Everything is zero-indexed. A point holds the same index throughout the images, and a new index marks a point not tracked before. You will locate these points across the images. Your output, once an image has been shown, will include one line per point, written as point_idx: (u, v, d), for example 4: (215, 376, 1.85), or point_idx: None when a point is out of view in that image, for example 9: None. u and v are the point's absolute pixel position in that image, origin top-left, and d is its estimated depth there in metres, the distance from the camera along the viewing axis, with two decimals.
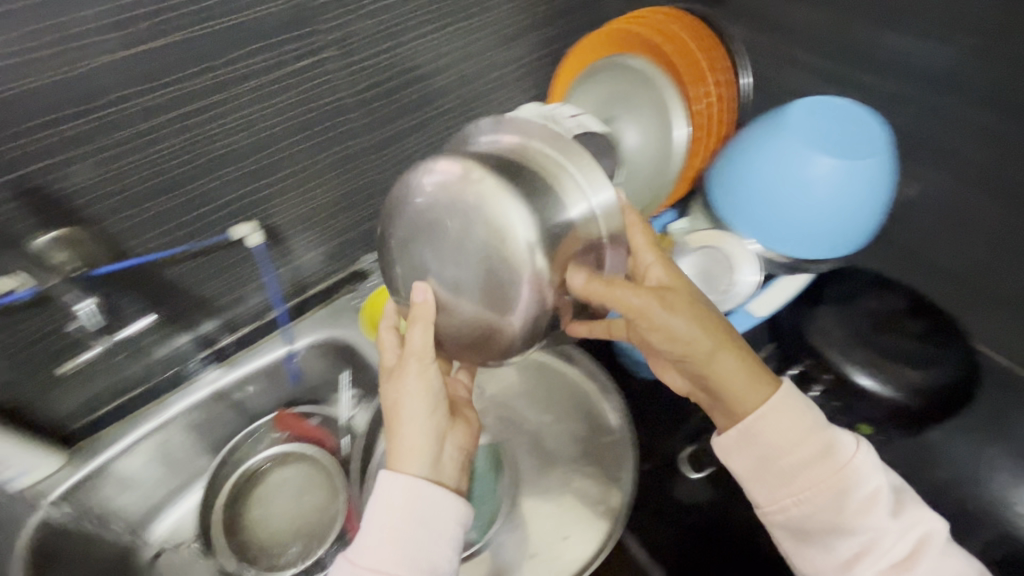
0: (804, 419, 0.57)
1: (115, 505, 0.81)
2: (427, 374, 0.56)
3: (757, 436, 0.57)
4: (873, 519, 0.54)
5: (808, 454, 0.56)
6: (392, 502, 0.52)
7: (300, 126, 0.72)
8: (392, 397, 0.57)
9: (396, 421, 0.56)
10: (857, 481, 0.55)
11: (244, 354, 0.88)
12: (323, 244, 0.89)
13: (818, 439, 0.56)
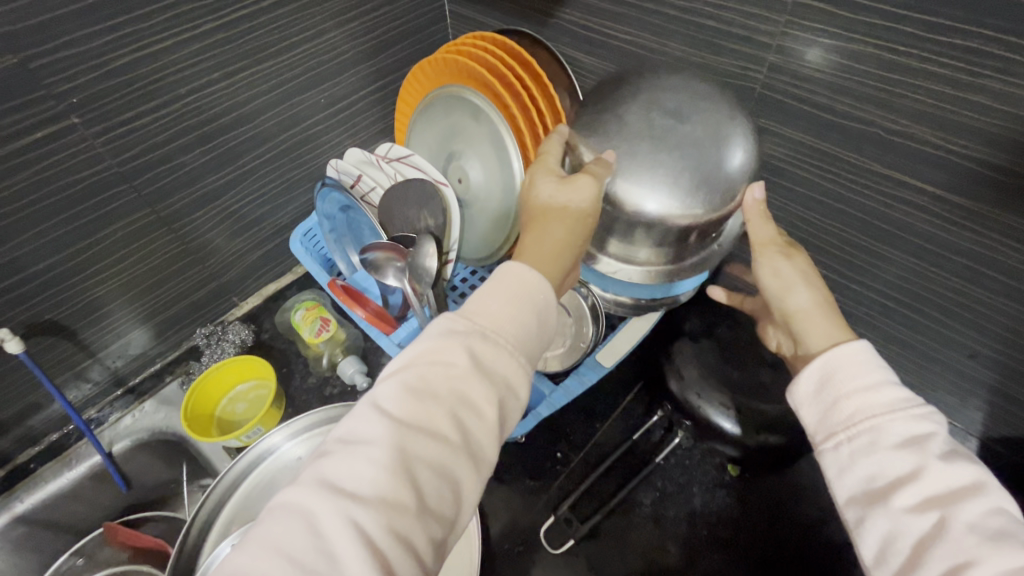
0: (858, 360, 0.42)
1: None
2: (567, 221, 0.52)
3: (825, 366, 0.43)
4: (937, 456, 0.37)
5: (879, 382, 0.41)
6: (449, 350, 0.40)
7: (63, 203, 0.61)
8: (548, 195, 0.52)
9: (535, 223, 0.52)
10: (927, 425, 0.38)
11: (53, 465, 0.76)
12: (135, 327, 0.77)
13: (888, 381, 0.40)
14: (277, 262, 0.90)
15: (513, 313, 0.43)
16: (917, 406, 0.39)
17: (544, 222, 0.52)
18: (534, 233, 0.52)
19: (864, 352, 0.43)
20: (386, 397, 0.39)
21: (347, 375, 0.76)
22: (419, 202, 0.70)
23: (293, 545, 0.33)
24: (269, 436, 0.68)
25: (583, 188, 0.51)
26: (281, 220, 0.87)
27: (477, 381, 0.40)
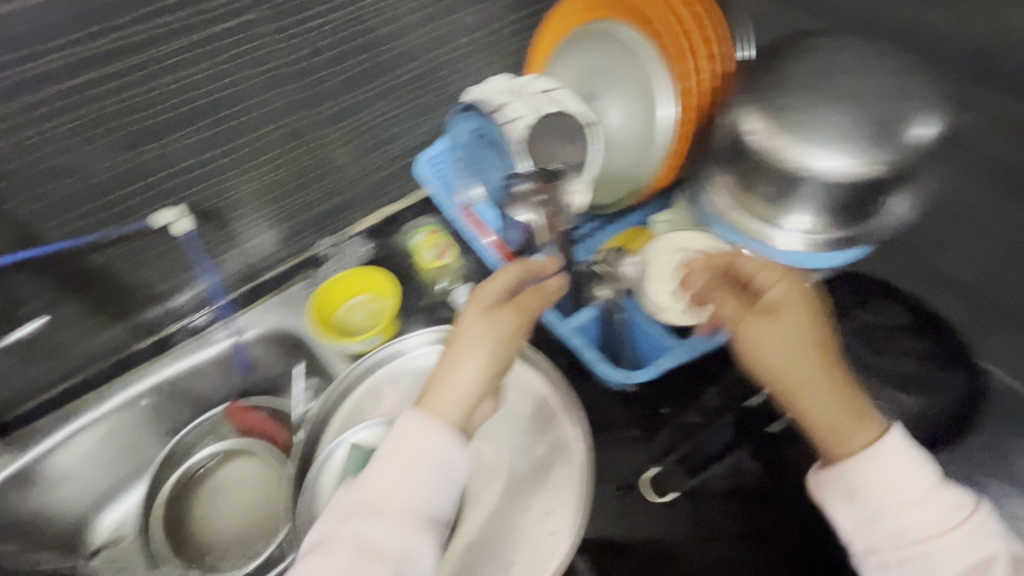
0: (916, 475, 0.46)
1: (53, 494, 0.77)
2: (494, 323, 0.51)
3: (855, 480, 0.47)
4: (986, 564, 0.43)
5: (925, 497, 0.45)
6: (422, 432, 0.47)
7: (229, 95, 0.64)
8: (475, 324, 0.52)
9: (438, 371, 0.51)
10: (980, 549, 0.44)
11: (190, 342, 0.83)
12: (272, 228, 0.82)
13: (938, 490, 0.45)
14: (398, 185, 0.91)
15: (478, 344, 0.51)
16: (977, 523, 0.44)
17: (449, 363, 0.51)
18: (457, 343, 0.51)
19: (919, 462, 0.46)
20: (406, 437, 0.47)
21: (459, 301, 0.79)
22: (565, 137, 0.69)
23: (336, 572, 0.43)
24: (411, 336, 0.72)
25: (518, 304, 0.54)
26: (411, 144, 0.88)
27: (432, 439, 0.47)
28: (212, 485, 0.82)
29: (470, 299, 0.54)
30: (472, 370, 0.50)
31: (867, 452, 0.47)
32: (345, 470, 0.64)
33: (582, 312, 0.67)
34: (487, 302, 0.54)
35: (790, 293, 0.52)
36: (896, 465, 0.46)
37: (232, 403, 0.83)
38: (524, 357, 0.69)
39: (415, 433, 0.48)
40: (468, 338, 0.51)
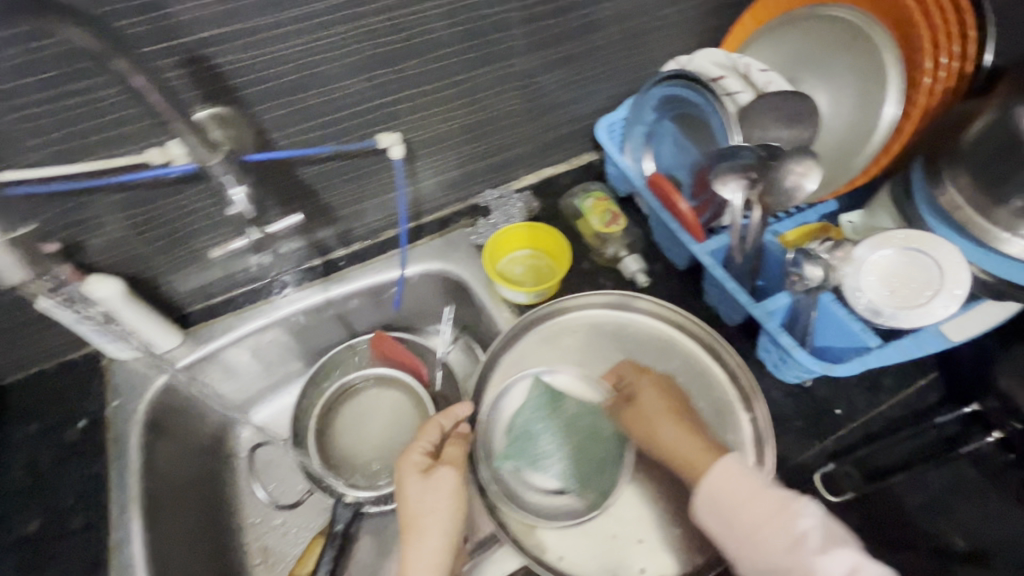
0: (752, 479, 0.55)
1: (217, 390, 0.82)
2: (439, 479, 0.60)
3: (718, 498, 0.54)
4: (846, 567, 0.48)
5: (760, 499, 0.53)
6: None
7: (461, 36, 0.66)
8: (419, 497, 0.59)
9: (413, 531, 0.58)
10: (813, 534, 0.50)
11: (355, 270, 0.85)
12: (448, 171, 0.83)
13: (776, 502, 0.53)
14: (563, 149, 0.92)
15: (425, 494, 0.59)
16: (799, 517, 0.51)
17: (426, 501, 0.59)
18: (425, 513, 0.58)
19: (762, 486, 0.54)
20: None
21: (628, 271, 0.78)
22: (786, 117, 0.67)
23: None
24: (629, 300, 0.73)
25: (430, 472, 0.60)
26: (586, 109, 0.88)
27: (427, 569, 0.56)
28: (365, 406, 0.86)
29: (403, 463, 0.61)
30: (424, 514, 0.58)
31: (716, 470, 0.55)
32: (526, 404, 0.69)
33: (778, 297, 0.65)
34: (455, 464, 0.61)
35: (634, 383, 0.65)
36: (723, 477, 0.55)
37: (377, 333, 0.86)
38: (713, 350, 0.69)
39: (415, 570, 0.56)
40: (430, 495, 0.59)
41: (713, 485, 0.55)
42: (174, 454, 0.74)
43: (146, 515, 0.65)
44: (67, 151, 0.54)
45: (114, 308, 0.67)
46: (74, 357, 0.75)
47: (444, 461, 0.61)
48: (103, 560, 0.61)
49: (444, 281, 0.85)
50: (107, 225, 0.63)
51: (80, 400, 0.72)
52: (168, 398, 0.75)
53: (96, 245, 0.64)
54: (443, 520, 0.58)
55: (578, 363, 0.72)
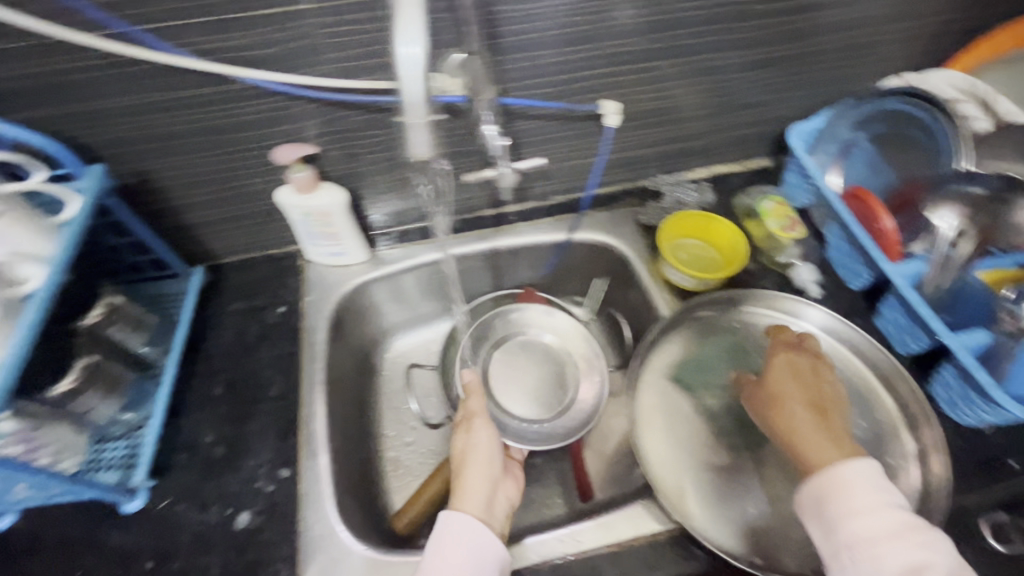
0: (876, 490, 0.50)
1: (382, 311, 0.90)
2: (478, 434, 0.67)
3: (831, 496, 0.50)
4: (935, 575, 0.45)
5: (884, 508, 0.49)
6: (451, 521, 0.58)
7: (700, 19, 0.68)
8: (458, 442, 0.68)
9: (460, 481, 0.64)
10: (929, 548, 0.46)
11: (523, 226, 0.89)
12: (633, 150, 0.86)
13: (881, 505, 0.49)
14: (743, 149, 0.92)
15: (463, 436, 0.68)
16: (903, 521, 0.48)
17: (467, 441, 0.67)
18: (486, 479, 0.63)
19: (859, 478, 0.50)
20: (457, 526, 0.57)
21: (800, 280, 0.79)
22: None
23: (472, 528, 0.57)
24: (800, 306, 0.73)
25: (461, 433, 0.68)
26: (780, 113, 0.87)
27: (466, 497, 0.61)
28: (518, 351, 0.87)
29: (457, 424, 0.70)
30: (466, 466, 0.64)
31: (838, 468, 0.51)
32: (683, 363, 0.73)
33: (976, 332, 0.63)
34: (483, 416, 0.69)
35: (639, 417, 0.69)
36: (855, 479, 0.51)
37: (527, 290, 0.91)
38: (883, 377, 0.69)
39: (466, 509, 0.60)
40: (478, 446, 0.66)
41: (837, 474, 0.51)
42: (345, 355, 0.82)
43: (329, 399, 0.73)
44: (354, 69, 0.61)
45: (330, 215, 0.75)
46: (277, 253, 0.85)
47: (466, 408, 0.71)
48: (294, 427, 0.70)
49: (604, 253, 0.88)
50: (352, 140, 0.71)
51: (280, 290, 0.82)
52: (348, 305, 0.83)
53: (334, 156, 0.72)
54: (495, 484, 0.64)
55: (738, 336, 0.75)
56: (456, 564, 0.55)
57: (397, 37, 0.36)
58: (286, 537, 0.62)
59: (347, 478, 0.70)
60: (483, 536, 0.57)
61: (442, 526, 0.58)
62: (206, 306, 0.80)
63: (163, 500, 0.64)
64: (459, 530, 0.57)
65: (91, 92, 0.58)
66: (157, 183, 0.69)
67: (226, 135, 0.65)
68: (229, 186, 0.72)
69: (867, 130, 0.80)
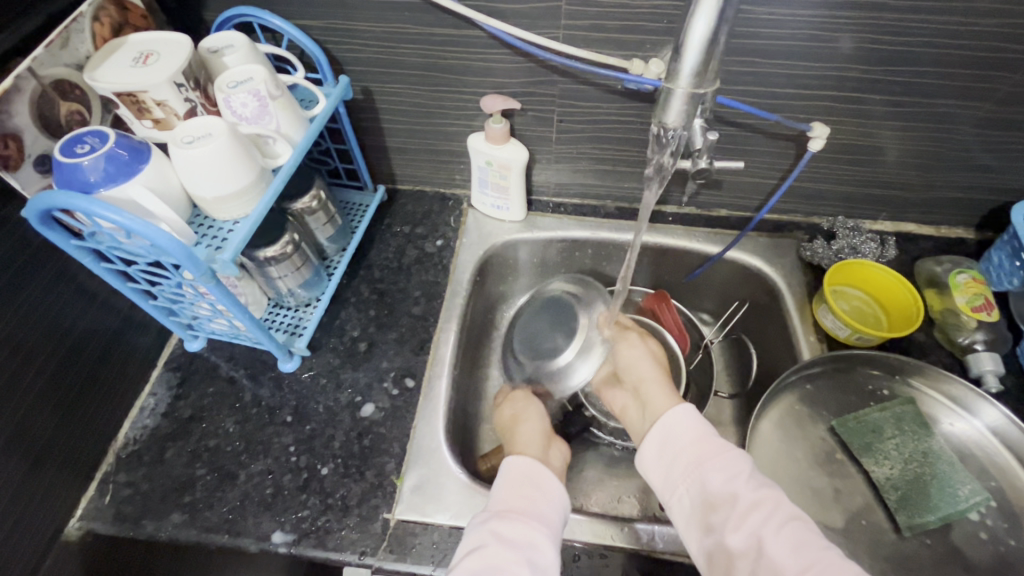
0: (731, 461, 0.54)
1: (518, 272, 0.94)
2: (635, 343, 0.72)
3: (667, 436, 0.58)
4: (771, 507, 0.50)
5: (692, 433, 0.57)
6: (522, 489, 0.58)
7: (957, 60, 0.63)
8: (630, 352, 0.71)
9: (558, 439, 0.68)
10: (721, 471, 0.53)
11: (677, 228, 0.88)
12: (820, 181, 0.81)
13: (710, 437, 0.56)
14: (944, 213, 0.83)
15: (633, 363, 0.70)
16: (746, 484, 0.52)
17: (628, 360, 0.70)
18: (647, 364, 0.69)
19: (692, 417, 0.58)
20: (513, 501, 0.57)
21: (976, 366, 0.69)
22: None
23: (538, 471, 0.60)
24: (985, 406, 0.66)
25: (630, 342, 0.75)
26: (1006, 185, 0.78)
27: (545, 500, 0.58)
28: None
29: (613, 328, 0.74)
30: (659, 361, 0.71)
31: (679, 411, 0.59)
32: (814, 414, 0.70)
33: None
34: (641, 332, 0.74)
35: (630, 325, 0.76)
36: (680, 423, 0.58)
37: (659, 293, 0.88)
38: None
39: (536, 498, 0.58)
40: (629, 354, 0.71)
41: (670, 423, 0.58)
42: (478, 301, 0.88)
43: (460, 332, 0.79)
44: (585, 38, 0.65)
45: (509, 170, 0.81)
46: (445, 192, 0.92)
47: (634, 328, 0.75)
48: (427, 346, 0.77)
49: (754, 277, 0.85)
50: (551, 105, 0.75)
51: (441, 225, 0.89)
52: (493, 256, 0.89)
53: (531, 116, 0.77)
54: (648, 360, 0.69)
55: (896, 409, 0.67)
56: (518, 506, 0.57)
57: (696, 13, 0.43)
58: (399, 436, 0.69)
59: (456, 406, 0.76)
60: (546, 490, 0.59)
61: (509, 479, 0.60)
62: (378, 220, 0.90)
63: (310, 371, 0.74)
64: (528, 497, 0.58)
65: (363, 15, 0.67)
66: (378, 104, 0.79)
67: (453, 76, 0.73)
68: (433, 122, 0.80)
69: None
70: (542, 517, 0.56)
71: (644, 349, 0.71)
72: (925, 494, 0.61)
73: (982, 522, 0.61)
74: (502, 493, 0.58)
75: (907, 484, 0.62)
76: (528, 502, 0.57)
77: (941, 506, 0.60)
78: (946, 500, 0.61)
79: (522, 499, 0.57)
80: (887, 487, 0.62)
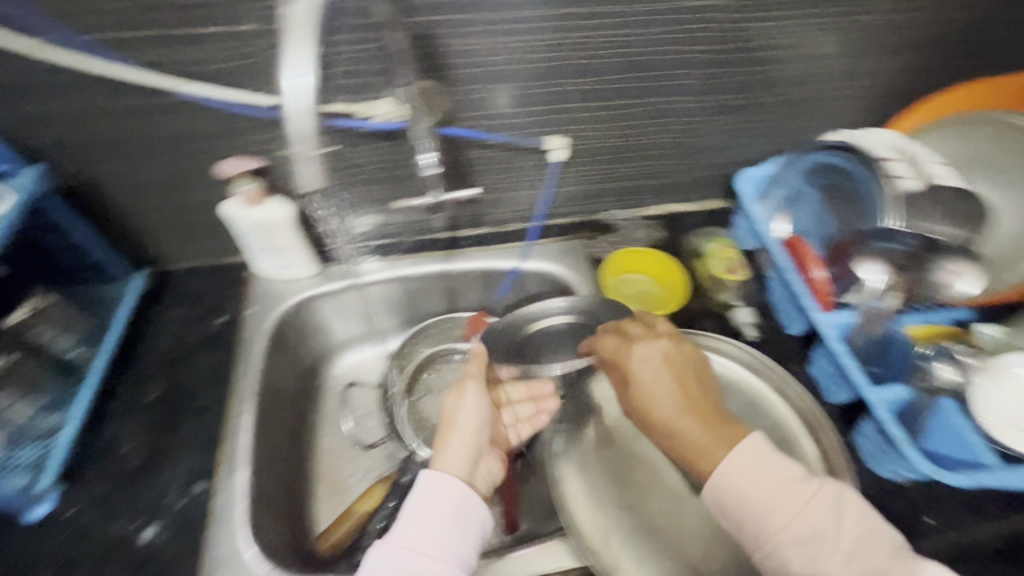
0: (807, 487, 0.48)
1: (326, 326, 0.89)
2: (653, 397, 0.56)
3: (731, 488, 0.49)
4: (893, 561, 0.44)
5: (768, 471, 0.49)
6: (435, 518, 0.53)
7: (649, 65, 0.70)
8: (650, 368, 0.58)
9: (654, 428, 0.56)
10: (810, 535, 0.45)
11: (476, 251, 0.90)
12: (585, 184, 0.87)
13: (789, 487, 0.48)
14: (697, 190, 0.93)
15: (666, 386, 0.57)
16: (882, 548, 0.45)
17: (644, 366, 0.59)
18: (671, 388, 0.56)
19: (771, 453, 0.50)
20: (417, 526, 0.53)
21: (734, 320, 0.80)
22: (961, 217, 0.63)
23: (461, 493, 0.56)
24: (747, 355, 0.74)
25: (542, 420, 0.72)
26: (731, 159, 0.89)
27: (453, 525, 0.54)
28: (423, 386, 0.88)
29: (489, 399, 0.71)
30: (743, 442, 0.51)
31: (736, 456, 0.50)
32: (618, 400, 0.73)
33: (895, 389, 0.63)
34: (477, 379, 0.66)
35: (642, 363, 0.59)
36: (745, 469, 0.49)
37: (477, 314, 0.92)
38: (810, 428, 0.68)
39: (437, 540, 0.52)
40: (645, 371, 0.58)
41: (727, 474, 0.49)
42: (283, 369, 0.81)
43: (257, 412, 0.72)
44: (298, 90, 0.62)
45: (277, 228, 0.75)
46: (224, 262, 0.85)
47: (648, 369, 0.58)
48: (216, 439, 0.69)
49: (553, 281, 0.89)
50: (298, 157, 0.71)
51: (224, 299, 0.82)
52: (289, 321, 0.83)
53: (283, 171, 0.73)
54: (665, 379, 0.57)
55: None
56: (434, 528, 0.53)
57: (284, 74, 0.45)
58: (189, 552, 0.61)
59: (264, 495, 0.69)
60: (458, 497, 0.55)
61: (425, 494, 0.55)
62: (148, 309, 0.80)
63: (72, 507, 0.64)
64: (440, 508, 0.54)
65: (47, 96, 0.60)
66: (102, 188, 0.70)
67: (177, 144, 0.67)
68: (176, 195, 0.73)
69: (816, 179, 0.79)
70: (445, 548, 0.52)
71: (650, 373, 0.58)
72: None
73: None
74: (409, 516, 0.54)
75: None
76: (433, 529, 0.53)
77: None
78: None
79: (433, 527, 0.53)
80: None
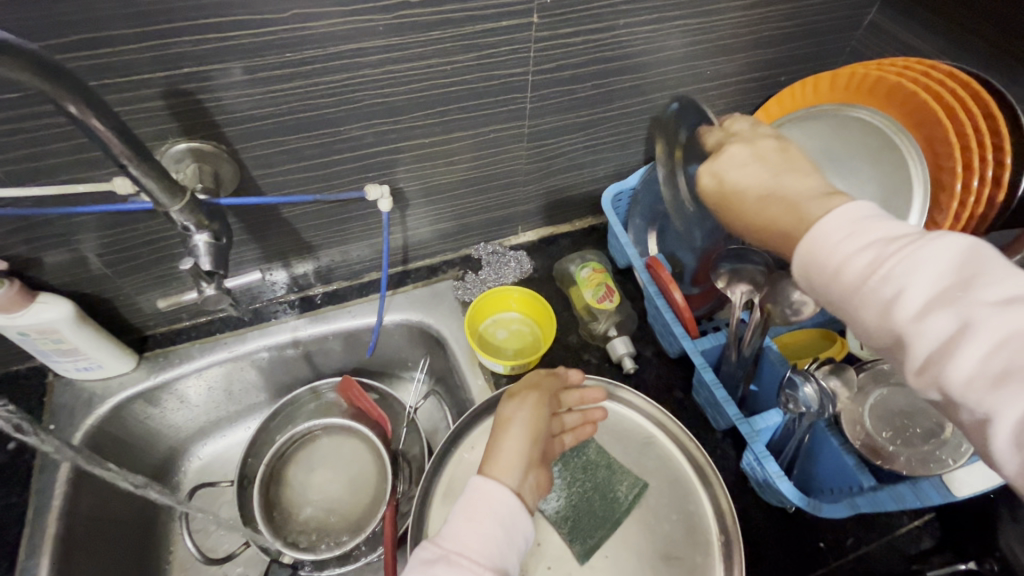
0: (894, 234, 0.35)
1: (166, 420, 0.77)
2: (750, 163, 0.44)
3: (819, 256, 0.37)
4: (985, 306, 0.31)
5: (864, 232, 0.36)
6: (490, 518, 0.46)
7: (467, 94, 0.61)
8: (739, 156, 0.45)
9: (768, 217, 0.42)
10: (902, 271, 0.34)
11: (332, 310, 0.80)
12: (442, 221, 0.79)
13: (875, 245, 0.35)
14: (569, 210, 0.87)
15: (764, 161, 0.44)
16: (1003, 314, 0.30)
17: (733, 155, 0.46)
18: (764, 170, 0.44)
19: (868, 217, 0.37)
20: (469, 531, 0.45)
21: (615, 353, 0.72)
22: None
23: (511, 506, 0.47)
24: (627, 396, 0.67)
25: (588, 432, 0.61)
26: (597, 174, 0.83)
27: (505, 538, 0.46)
28: (298, 469, 0.79)
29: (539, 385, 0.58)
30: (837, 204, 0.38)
31: (826, 209, 0.38)
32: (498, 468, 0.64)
33: (770, 415, 0.60)
34: (544, 389, 0.59)
35: (723, 168, 0.46)
36: (830, 229, 0.37)
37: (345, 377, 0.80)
38: (705, 481, 0.61)
39: (489, 554, 0.45)
40: (734, 163, 0.45)
41: (816, 243, 0.37)
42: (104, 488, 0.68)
43: (57, 559, 0.60)
44: (23, 174, 0.50)
45: (58, 332, 0.62)
46: (20, 369, 0.71)
47: (735, 193, 0.44)
48: None
49: (422, 332, 0.81)
50: (63, 245, 0.59)
51: (16, 418, 0.68)
52: (108, 429, 0.70)
53: (53, 263, 0.60)
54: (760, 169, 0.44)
55: None
56: (485, 535, 0.45)
57: None
58: None
59: None
60: (515, 507, 0.47)
61: (478, 490, 0.48)
62: None
63: None
64: (497, 511, 0.47)
65: None
66: None
67: None
68: None
69: None
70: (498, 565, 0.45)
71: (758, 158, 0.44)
72: (592, 513, 0.61)
73: (646, 508, 0.62)
74: (460, 517, 0.47)
75: (573, 510, 0.61)
76: (485, 536, 0.45)
77: (604, 521, 0.61)
78: (610, 508, 0.61)
79: (485, 536, 0.45)
80: (562, 519, 0.61)
